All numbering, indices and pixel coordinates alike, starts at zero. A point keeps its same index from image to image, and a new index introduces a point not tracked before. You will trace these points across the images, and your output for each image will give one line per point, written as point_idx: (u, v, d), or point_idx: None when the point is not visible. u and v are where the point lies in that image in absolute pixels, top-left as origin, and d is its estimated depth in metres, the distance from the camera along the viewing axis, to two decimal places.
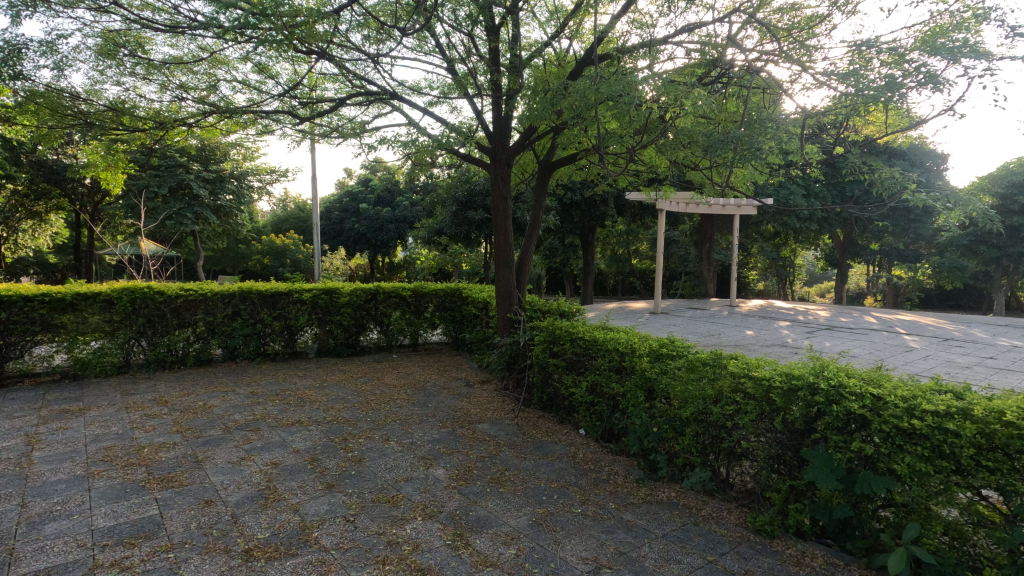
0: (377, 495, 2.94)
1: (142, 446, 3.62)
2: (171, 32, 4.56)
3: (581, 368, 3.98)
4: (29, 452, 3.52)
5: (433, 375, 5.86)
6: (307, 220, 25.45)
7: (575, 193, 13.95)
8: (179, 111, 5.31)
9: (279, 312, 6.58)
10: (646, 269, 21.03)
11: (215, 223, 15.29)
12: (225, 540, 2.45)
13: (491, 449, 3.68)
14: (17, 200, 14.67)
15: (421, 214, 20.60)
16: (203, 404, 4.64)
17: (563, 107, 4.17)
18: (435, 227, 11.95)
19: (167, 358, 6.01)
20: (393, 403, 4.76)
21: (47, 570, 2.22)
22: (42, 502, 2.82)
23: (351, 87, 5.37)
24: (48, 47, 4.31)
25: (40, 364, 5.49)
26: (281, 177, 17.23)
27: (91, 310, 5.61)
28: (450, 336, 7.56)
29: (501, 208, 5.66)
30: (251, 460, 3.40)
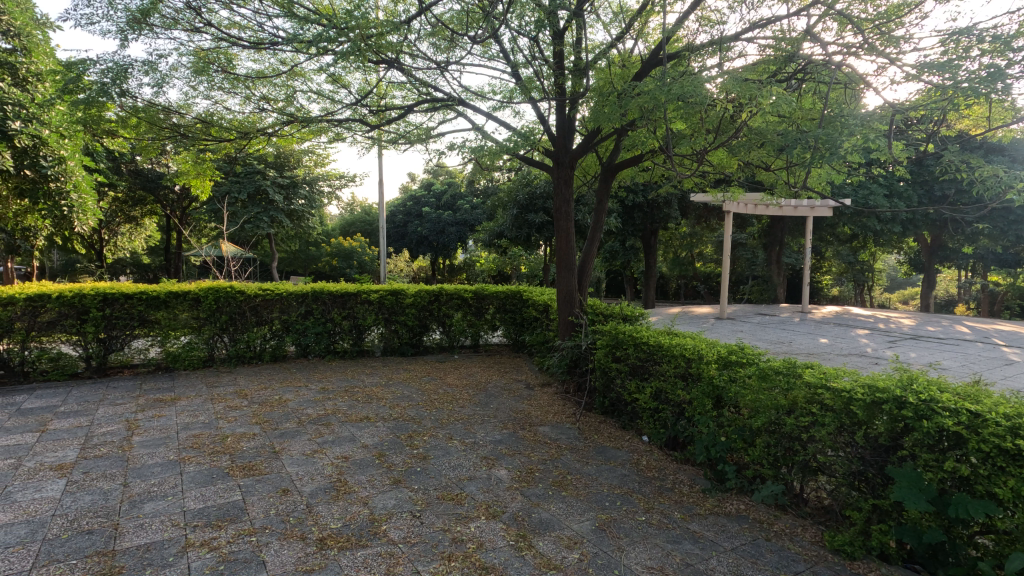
0: (442, 492, 3.00)
1: (226, 435, 3.88)
2: (255, 48, 4.88)
3: (644, 373, 3.90)
4: (129, 436, 3.84)
5: (494, 377, 5.93)
6: (372, 223, 26.42)
7: (637, 194, 13.74)
8: (260, 122, 5.65)
9: (348, 312, 6.86)
10: (710, 272, 20.37)
11: (289, 226, 16.15)
12: (301, 528, 2.58)
13: (553, 452, 3.68)
14: (118, 206, 16.06)
15: (482, 217, 20.89)
16: (279, 398, 4.91)
17: (629, 110, 4.11)
18: (495, 229, 12.10)
19: (247, 353, 6.40)
20: (456, 402, 4.85)
21: (147, 545, 2.41)
22: (142, 482, 3.08)
23: (418, 94, 5.53)
24: (149, 66, 4.70)
25: (137, 356, 5.97)
26: (349, 182, 17.99)
27: (181, 307, 6.05)
28: (511, 338, 7.62)
29: (564, 211, 5.66)
30: (323, 453, 3.56)
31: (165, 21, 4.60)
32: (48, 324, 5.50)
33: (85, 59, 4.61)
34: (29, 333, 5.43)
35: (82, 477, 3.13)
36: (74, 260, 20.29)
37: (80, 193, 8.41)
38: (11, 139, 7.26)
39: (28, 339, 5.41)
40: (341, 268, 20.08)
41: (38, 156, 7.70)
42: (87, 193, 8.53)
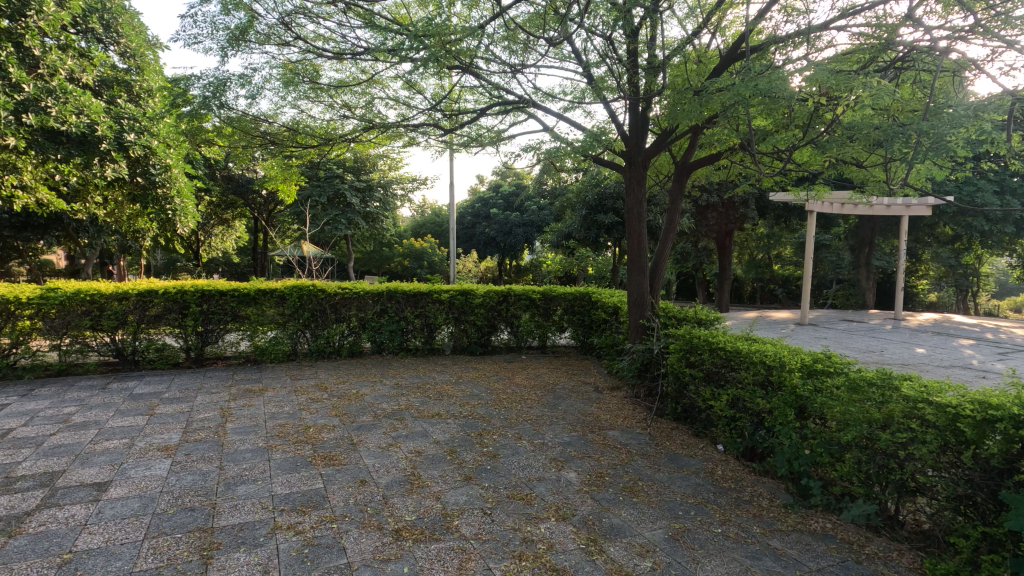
0: (512, 491, 3.03)
1: (309, 425, 4.11)
2: (337, 59, 5.14)
3: (720, 380, 3.76)
4: (224, 423, 4.15)
5: (563, 378, 5.91)
6: (441, 225, 27.12)
7: (712, 194, 13.28)
8: (341, 130, 5.94)
9: (420, 311, 7.07)
10: (790, 276, 19.32)
11: (365, 227, 16.88)
12: (378, 518, 2.68)
13: (623, 457, 3.62)
14: (213, 210, 17.39)
15: (549, 218, 20.92)
16: (356, 392, 5.14)
17: (708, 108, 3.96)
18: (564, 230, 12.05)
19: (327, 349, 6.75)
20: (525, 403, 4.89)
21: (241, 525, 2.60)
22: (236, 466, 3.31)
23: (490, 97, 5.61)
24: (245, 79, 5.05)
25: (230, 348, 6.43)
26: (421, 184, 18.58)
27: (268, 304, 6.46)
28: (579, 340, 7.58)
29: (636, 212, 5.55)
30: (397, 447, 3.69)
31: (261, 37, 4.93)
32: (155, 318, 6.03)
33: (190, 75, 5.02)
34: (140, 325, 5.97)
35: (184, 459, 3.42)
36: (175, 259, 22.19)
37: (182, 198, 9.17)
38: (127, 149, 7.98)
39: (139, 331, 5.97)
40: (412, 268, 20.77)
41: (148, 164, 8.46)
42: (188, 198, 9.32)
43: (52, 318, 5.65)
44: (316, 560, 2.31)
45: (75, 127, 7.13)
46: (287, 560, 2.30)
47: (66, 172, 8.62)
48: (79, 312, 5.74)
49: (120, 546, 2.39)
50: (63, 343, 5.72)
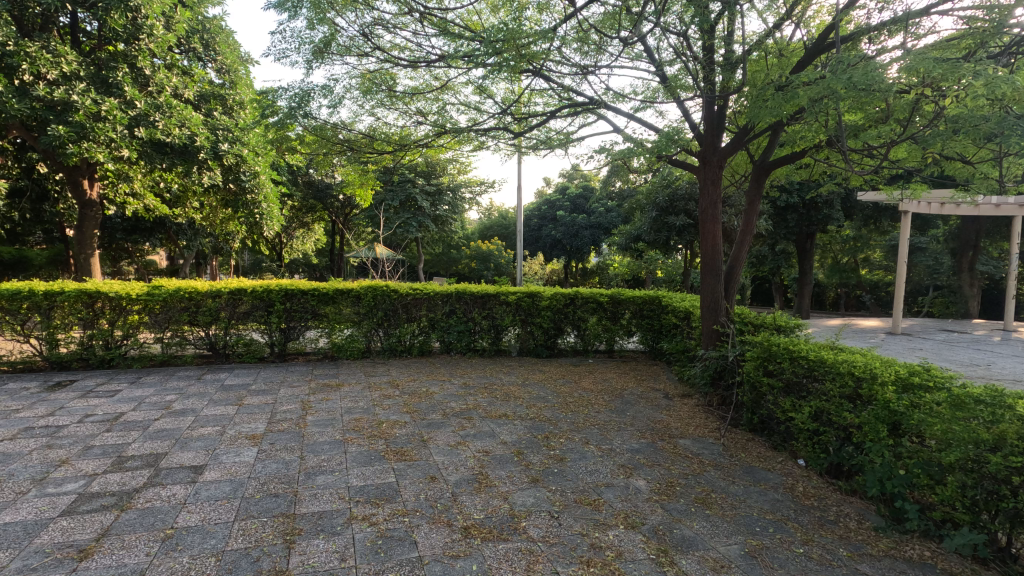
0: (580, 496, 3.01)
1: (382, 421, 4.27)
2: (412, 66, 5.31)
3: (801, 391, 3.55)
4: (304, 415, 4.39)
5: (631, 384, 5.79)
6: (508, 227, 27.36)
7: (792, 194, 12.61)
8: (413, 136, 6.15)
9: (488, 312, 7.16)
10: (879, 281, 17.97)
11: (434, 230, 17.36)
12: (447, 514, 2.74)
13: (695, 467, 3.50)
14: (295, 214, 18.46)
15: (617, 220, 20.62)
16: (426, 390, 5.28)
17: (792, 104, 3.76)
18: (632, 233, 11.81)
19: (398, 347, 6.98)
20: (592, 407, 4.83)
21: (320, 513, 2.74)
22: (315, 457, 3.49)
23: (560, 99, 5.60)
24: (327, 89, 5.32)
25: (309, 345, 6.79)
26: (489, 188, 18.87)
27: (345, 303, 6.76)
28: (647, 345, 7.41)
29: (710, 213, 5.35)
30: (465, 446, 3.75)
31: (341, 49, 5.16)
32: (244, 314, 6.47)
33: (278, 87, 5.36)
34: (231, 321, 6.43)
35: (269, 448, 3.64)
36: (260, 261, 23.70)
37: (269, 203, 9.90)
38: (221, 158, 8.66)
39: (229, 326, 6.43)
40: (479, 270, 21.28)
41: (240, 172, 9.17)
42: (274, 203, 10.01)
43: (156, 313, 6.20)
44: (388, 551, 2.39)
45: (177, 138, 7.83)
46: (362, 550, 2.39)
47: (170, 180, 9.53)
48: (179, 308, 6.26)
49: (213, 526, 2.58)
50: (165, 336, 6.25)
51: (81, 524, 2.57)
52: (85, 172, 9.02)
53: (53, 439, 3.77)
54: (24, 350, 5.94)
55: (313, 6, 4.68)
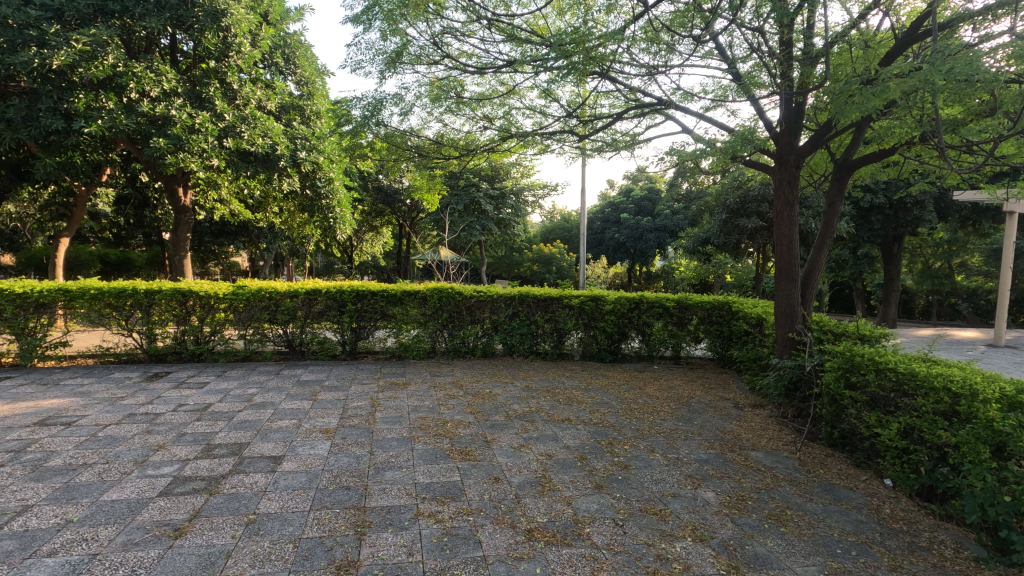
0: (645, 505, 2.94)
1: (446, 420, 4.36)
2: (479, 73, 5.40)
3: (889, 406, 3.31)
4: (373, 412, 4.56)
5: (698, 392, 5.60)
6: (570, 231, 27.27)
7: (877, 194, 11.80)
8: (478, 140, 6.25)
9: (551, 316, 7.14)
10: (977, 288, 16.47)
11: (497, 233, 17.58)
12: (511, 516, 2.76)
13: (768, 481, 3.34)
14: (365, 218, 19.24)
15: (683, 223, 20.05)
16: (490, 391, 5.34)
17: (881, 99, 3.50)
18: (700, 236, 11.42)
19: (462, 349, 7.11)
20: (657, 414, 4.71)
21: (389, 507, 2.83)
22: (384, 453, 3.62)
23: (627, 101, 5.53)
24: (399, 98, 5.51)
25: (378, 344, 7.03)
26: (551, 190, 18.89)
27: (412, 304, 6.96)
28: (716, 352, 7.17)
29: (785, 216, 5.09)
30: (528, 448, 3.77)
31: (412, 58, 5.33)
32: (318, 314, 6.80)
33: (352, 97, 5.60)
34: (306, 320, 6.77)
35: (341, 442, 3.81)
36: (332, 263, 24.84)
37: (342, 207, 10.38)
38: (300, 165, 9.16)
39: (305, 325, 6.77)
40: (540, 272, 21.35)
41: (316, 178, 9.67)
42: (347, 207, 10.48)
43: (240, 311, 6.62)
44: (454, 549, 2.43)
45: (261, 147, 8.36)
46: (429, 546, 2.45)
47: (253, 187, 10.19)
48: (260, 307, 6.66)
49: (291, 514, 2.73)
50: (248, 333, 6.68)
51: (176, 505, 2.79)
52: (180, 181, 9.80)
53: (152, 425, 4.12)
54: (127, 343, 6.50)
55: (386, 19, 4.86)
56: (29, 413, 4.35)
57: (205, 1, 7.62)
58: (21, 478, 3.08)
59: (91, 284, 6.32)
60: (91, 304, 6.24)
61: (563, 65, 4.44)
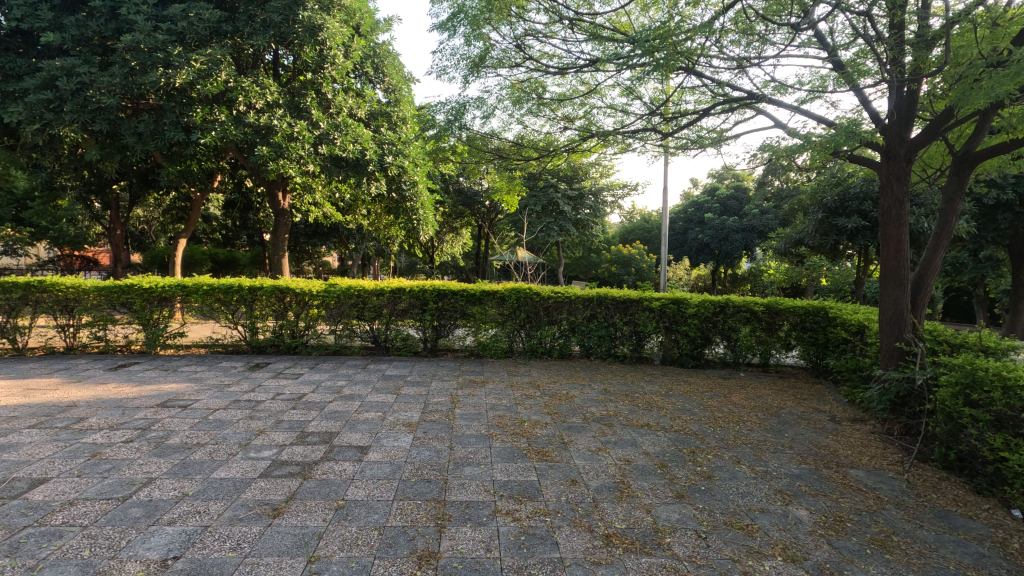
0: (730, 518, 2.81)
1: (524, 419, 4.39)
2: (560, 73, 5.39)
3: (1018, 427, 2.94)
4: (453, 408, 4.68)
5: (790, 402, 5.27)
6: (650, 231, 26.62)
7: (1005, 190, 10.53)
8: (558, 141, 6.23)
9: (630, 318, 6.99)
10: None
11: (575, 234, 17.49)
12: (589, 520, 2.73)
13: (870, 502, 3.08)
14: (446, 219, 19.81)
15: (774, 223, 18.94)
16: (567, 393, 5.32)
17: (1014, 83, 3.24)
18: (792, 237, 10.73)
19: (539, 349, 7.14)
20: (744, 424, 4.48)
21: (468, 502, 2.89)
22: (463, 448, 3.70)
23: (714, 96, 5.32)
24: (481, 102, 5.61)
25: (457, 342, 7.21)
26: (631, 190, 18.50)
27: (491, 304, 7.07)
28: (809, 360, 6.71)
29: (894, 214, 4.68)
30: (607, 452, 3.71)
31: (495, 61, 5.40)
32: (402, 312, 7.08)
33: (436, 102, 5.78)
34: (391, 317, 7.07)
35: (423, 435, 3.95)
36: (414, 263, 25.76)
37: (425, 209, 10.76)
38: (387, 169, 9.60)
39: (390, 322, 7.07)
40: (619, 274, 21.01)
41: (401, 182, 10.09)
42: (429, 209, 10.84)
43: (331, 307, 7.03)
44: (531, 548, 2.44)
45: (352, 153, 8.84)
46: (506, 543, 2.48)
47: (343, 191, 10.77)
48: (349, 304, 7.03)
49: (376, 502, 2.86)
50: (338, 329, 7.07)
51: (274, 486, 3.01)
52: (280, 186, 10.57)
53: (253, 411, 4.47)
54: (233, 335, 7.09)
55: (469, 24, 4.97)
56: (152, 396, 4.87)
57: (305, 18, 8.14)
58: (146, 454, 3.45)
59: (204, 280, 6.96)
60: (204, 299, 6.86)
61: (648, 63, 4.34)
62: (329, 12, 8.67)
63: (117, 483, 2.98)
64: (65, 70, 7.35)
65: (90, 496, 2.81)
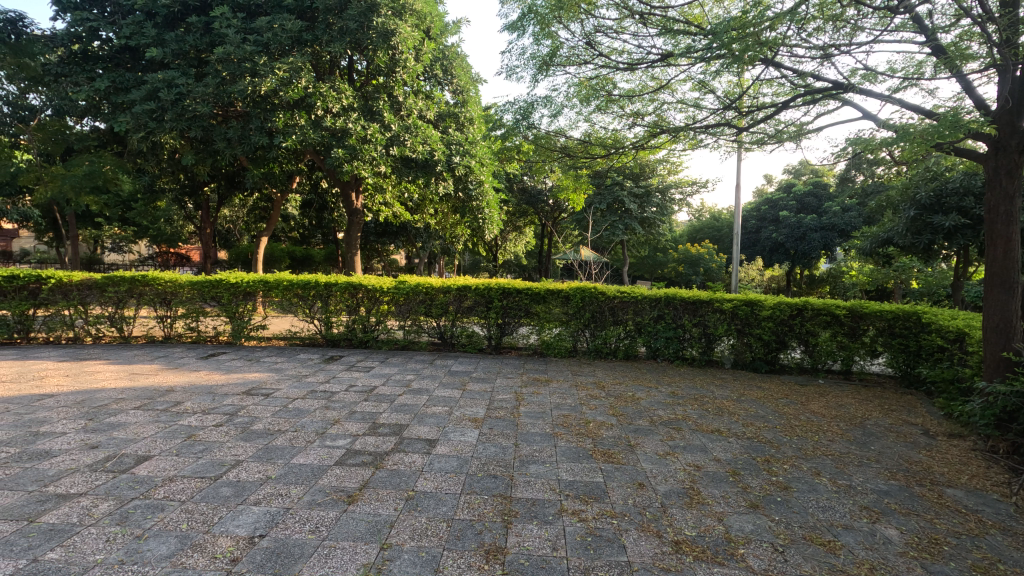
0: (810, 533, 2.66)
1: (589, 420, 4.35)
2: (629, 69, 5.29)
3: None
4: (518, 406, 4.72)
5: (876, 413, 4.92)
6: (720, 230, 25.67)
7: None
8: (626, 138, 6.12)
9: (699, 319, 6.77)
10: None
11: (641, 232, 17.18)
12: (657, 525, 2.67)
13: (971, 526, 2.82)
14: (510, 218, 19.97)
15: (858, 221, 17.74)
16: (633, 395, 5.23)
17: None
18: (879, 235, 10.00)
19: (604, 349, 7.05)
20: (824, 434, 4.24)
21: (534, 500, 2.90)
22: (528, 446, 3.73)
23: (795, 87, 5.06)
24: (548, 100, 5.62)
25: (521, 340, 7.24)
26: (701, 188, 17.91)
27: (555, 303, 7.06)
28: (898, 368, 6.25)
29: (1002, 211, 4.27)
30: (675, 457, 3.62)
31: (563, 60, 5.39)
32: (468, 309, 7.20)
33: (505, 102, 5.83)
34: (457, 314, 7.21)
35: (489, 431, 4.00)
36: (478, 261, 26.19)
37: (490, 208, 10.89)
38: (454, 170, 9.80)
39: (456, 319, 7.22)
40: (686, 274, 20.45)
41: (468, 182, 10.26)
42: (495, 209, 10.97)
43: (400, 304, 7.28)
44: (598, 550, 2.42)
45: (421, 154, 9.08)
46: (573, 543, 2.47)
47: (413, 190, 11.11)
48: (417, 301, 7.24)
49: (444, 495, 2.93)
50: (406, 324, 7.30)
51: (349, 474, 3.15)
52: (354, 186, 11.02)
53: (329, 402, 4.70)
54: (310, 328, 7.47)
55: (539, 23, 4.98)
56: (239, 384, 5.22)
57: (378, 24, 8.40)
58: (234, 437, 3.70)
59: (284, 276, 7.37)
60: (284, 294, 7.27)
61: (723, 56, 4.23)
62: (401, 17, 8.92)
63: (209, 464, 3.22)
64: (166, 82, 8.01)
65: (187, 474, 3.05)
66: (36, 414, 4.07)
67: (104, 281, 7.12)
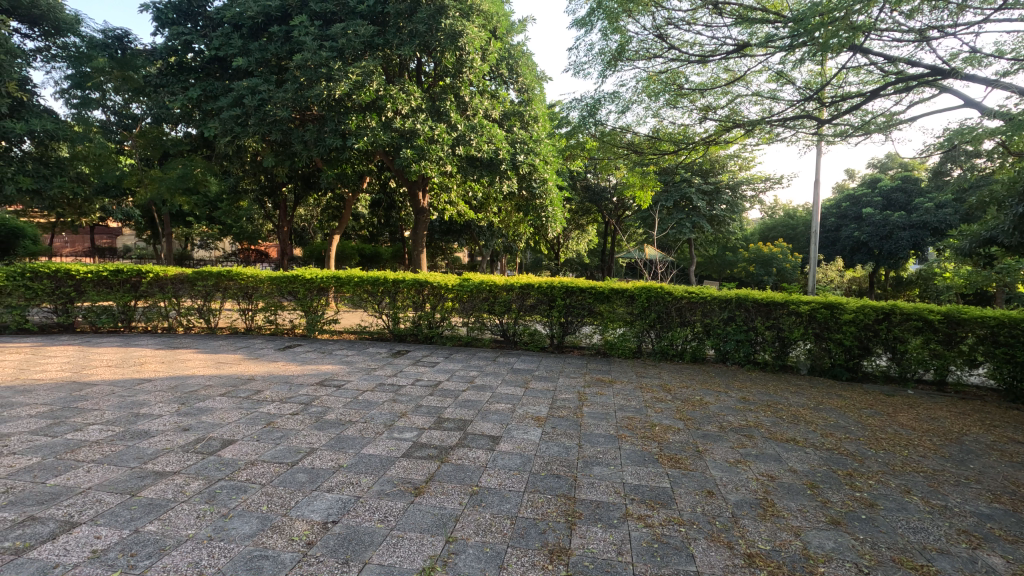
0: (900, 555, 2.47)
1: (654, 423, 4.24)
2: (700, 62, 5.12)
3: None
4: (581, 406, 4.68)
5: (975, 429, 4.51)
6: (795, 228, 24.34)
7: None
8: (695, 132, 5.93)
9: (772, 322, 6.45)
10: None
11: (709, 230, 16.62)
12: (728, 535, 2.56)
13: None
14: (572, 216, 19.83)
15: (953, 218, 16.32)
16: (701, 399, 5.06)
17: None
18: (980, 234, 9.13)
19: (669, 351, 6.86)
20: (914, 449, 3.92)
21: (598, 502, 2.86)
22: (592, 447, 3.68)
23: (886, 74, 4.72)
24: (616, 96, 5.52)
25: (584, 339, 7.17)
26: (774, 184, 17.06)
27: (619, 302, 6.94)
28: (1001, 380, 5.70)
29: None
30: (746, 466, 3.46)
31: (633, 54, 5.29)
32: (530, 307, 7.21)
33: (572, 99, 5.78)
34: (520, 312, 7.23)
35: (551, 431, 3.99)
36: (540, 259, 26.22)
37: (554, 206, 10.87)
38: (518, 168, 9.84)
39: (519, 317, 7.24)
40: (757, 274, 19.58)
41: (532, 180, 10.27)
42: (558, 207, 10.93)
43: (464, 301, 7.39)
44: (665, 557, 2.36)
45: (486, 153, 9.18)
46: (639, 549, 2.41)
47: (477, 189, 11.26)
48: (481, 299, 7.33)
49: (508, 492, 2.94)
50: (470, 321, 7.40)
51: (415, 466, 3.23)
52: (421, 185, 11.30)
53: (396, 395, 4.84)
54: (379, 323, 7.72)
55: (607, 18, 4.92)
56: (313, 375, 5.48)
57: (446, 26, 8.55)
58: (308, 426, 3.88)
59: (355, 273, 7.66)
60: (355, 289, 7.56)
61: (804, 43, 4.04)
62: (468, 18, 9.07)
63: (287, 450, 3.40)
64: (250, 89, 8.51)
65: (267, 458, 3.24)
66: (136, 397, 4.45)
67: (194, 275, 7.69)
